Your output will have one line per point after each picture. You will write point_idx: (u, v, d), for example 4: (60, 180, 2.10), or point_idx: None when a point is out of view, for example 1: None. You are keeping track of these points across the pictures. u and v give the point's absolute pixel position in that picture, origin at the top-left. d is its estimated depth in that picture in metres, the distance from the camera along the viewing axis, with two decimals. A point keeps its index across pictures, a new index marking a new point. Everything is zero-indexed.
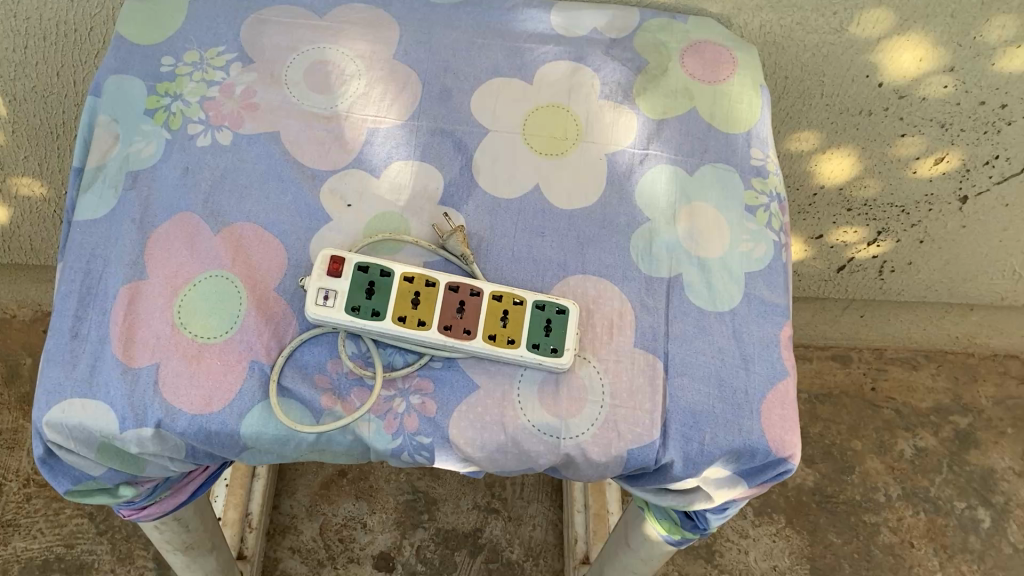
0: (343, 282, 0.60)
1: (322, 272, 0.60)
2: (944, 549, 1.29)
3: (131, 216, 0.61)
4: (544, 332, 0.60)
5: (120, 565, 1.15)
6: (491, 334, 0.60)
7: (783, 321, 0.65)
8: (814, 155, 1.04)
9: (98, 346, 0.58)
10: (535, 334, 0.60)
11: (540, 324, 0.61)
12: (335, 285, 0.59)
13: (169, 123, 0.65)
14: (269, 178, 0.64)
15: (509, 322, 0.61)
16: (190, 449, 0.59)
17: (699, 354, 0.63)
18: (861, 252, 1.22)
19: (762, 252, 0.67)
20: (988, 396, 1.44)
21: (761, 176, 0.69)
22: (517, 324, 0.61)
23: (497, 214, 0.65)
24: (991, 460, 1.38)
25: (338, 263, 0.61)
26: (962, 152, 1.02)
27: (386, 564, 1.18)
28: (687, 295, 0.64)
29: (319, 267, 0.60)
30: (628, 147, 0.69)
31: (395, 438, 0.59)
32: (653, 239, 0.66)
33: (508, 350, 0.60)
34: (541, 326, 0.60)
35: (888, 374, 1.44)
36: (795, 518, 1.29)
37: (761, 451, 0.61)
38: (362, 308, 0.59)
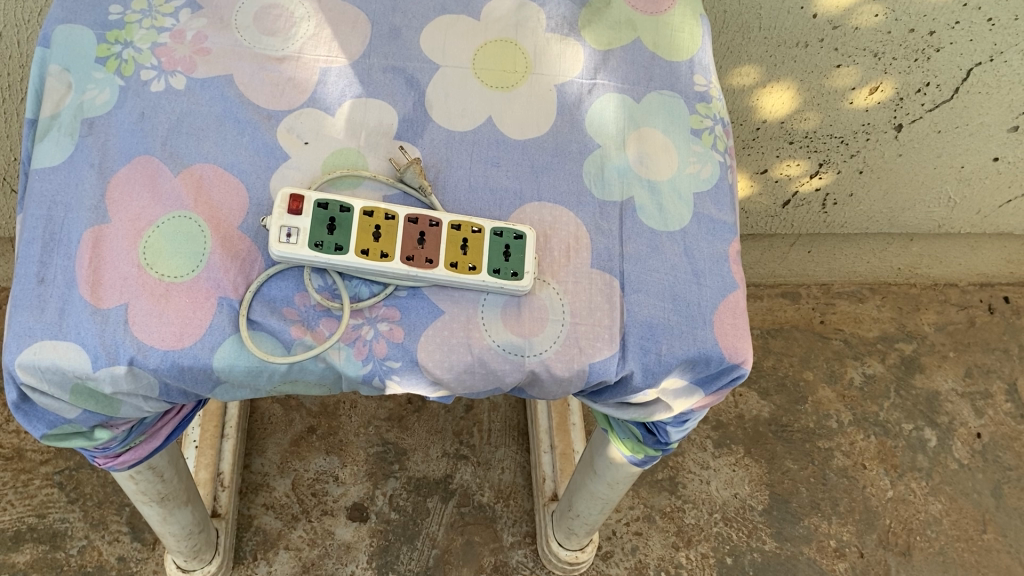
0: (304, 220, 0.60)
1: (282, 210, 0.60)
2: (894, 469, 1.35)
3: (90, 162, 0.62)
4: (504, 257, 0.62)
5: (93, 531, 1.15)
6: (453, 262, 0.62)
7: (731, 237, 0.68)
8: (755, 89, 1.07)
9: (65, 289, 0.59)
10: (495, 260, 0.62)
11: (500, 251, 0.62)
12: (296, 223, 0.60)
13: (121, 70, 0.65)
14: (226, 120, 0.65)
15: (470, 250, 0.62)
16: (164, 386, 0.60)
17: (653, 271, 0.65)
18: (805, 186, 1.25)
19: (709, 172, 0.70)
20: (930, 323, 1.50)
21: (704, 101, 0.72)
22: (477, 251, 0.62)
23: (453, 146, 0.67)
24: (935, 382, 1.44)
25: (298, 201, 0.61)
26: (895, 81, 1.06)
27: (360, 514, 1.20)
28: (640, 217, 0.67)
29: (279, 205, 0.61)
30: (576, 77, 0.71)
31: (366, 364, 0.61)
32: (606, 164, 0.68)
33: (470, 276, 0.62)
34: (501, 251, 0.62)
35: (835, 308, 1.49)
36: (753, 448, 1.34)
37: (715, 358, 0.64)
38: (325, 243, 0.60)
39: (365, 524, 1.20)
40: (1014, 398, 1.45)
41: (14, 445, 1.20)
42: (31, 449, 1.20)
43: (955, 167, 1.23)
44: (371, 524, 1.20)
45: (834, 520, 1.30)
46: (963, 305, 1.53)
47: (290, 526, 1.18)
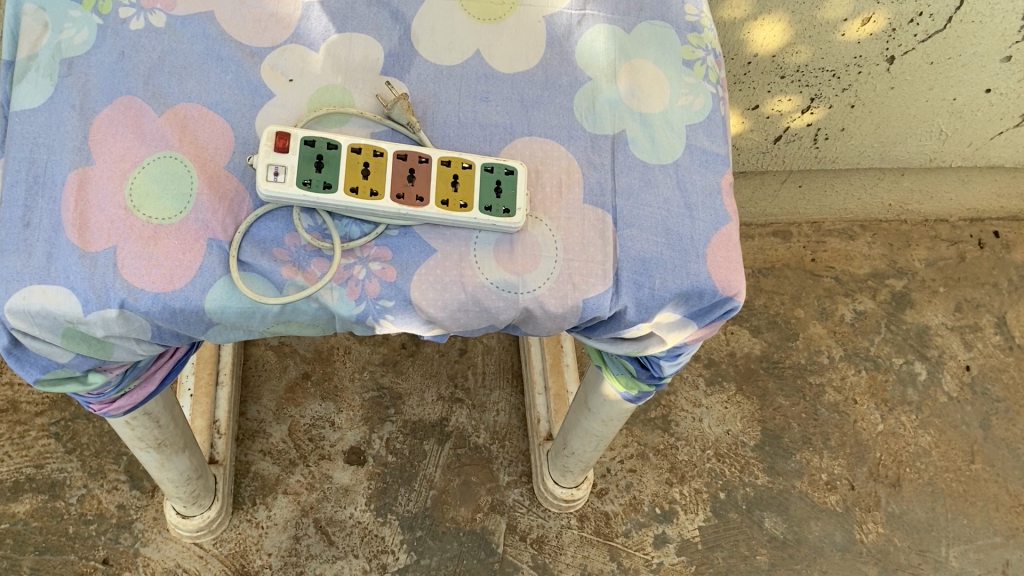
0: (292, 158, 0.59)
1: (269, 148, 0.59)
2: (885, 403, 1.37)
3: (71, 103, 0.61)
4: (495, 194, 0.61)
5: (92, 480, 1.15)
6: (444, 200, 0.61)
7: (724, 169, 0.68)
8: (747, 22, 1.04)
9: (51, 232, 0.58)
10: (487, 197, 0.61)
11: (491, 188, 0.62)
12: (284, 161, 0.59)
13: (99, 9, 0.63)
14: (208, 58, 0.63)
15: (460, 186, 0.62)
16: (156, 329, 0.60)
17: (647, 205, 0.65)
18: (796, 121, 1.23)
19: (701, 104, 0.69)
20: (921, 259, 1.50)
21: (696, 31, 0.71)
22: (469, 188, 0.62)
23: (441, 81, 0.66)
24: (926, 317, 1.45)
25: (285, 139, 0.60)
26: (888, 12, 1.04)
27: (357, 457, 1.21)
28: (632, 150, 0.66)
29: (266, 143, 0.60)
30: (565, 8, 0.69)
31: (359, 304, 0.61)
32: (597, 97, 0.67)
33: (462, 214, 0.61)
34: (492, 187, 0.62)
35: (826, 246, 1.49)
36: (745, 385, 1.35)
37: (708, 291, 0.64)
38: (314, 182, 0.59)
39: (363, 467, 1.20)
40: (1003, 330, 1.46)
41: (8, 397, 1.19)
42: (25, 401, 1.19)
43: (947, 100, 1.22)
44: (368, 467, 1.21)
45: (825, 454, 1.32)
46: (953, 240, 1.53)
47: (288, 472, 1.19)
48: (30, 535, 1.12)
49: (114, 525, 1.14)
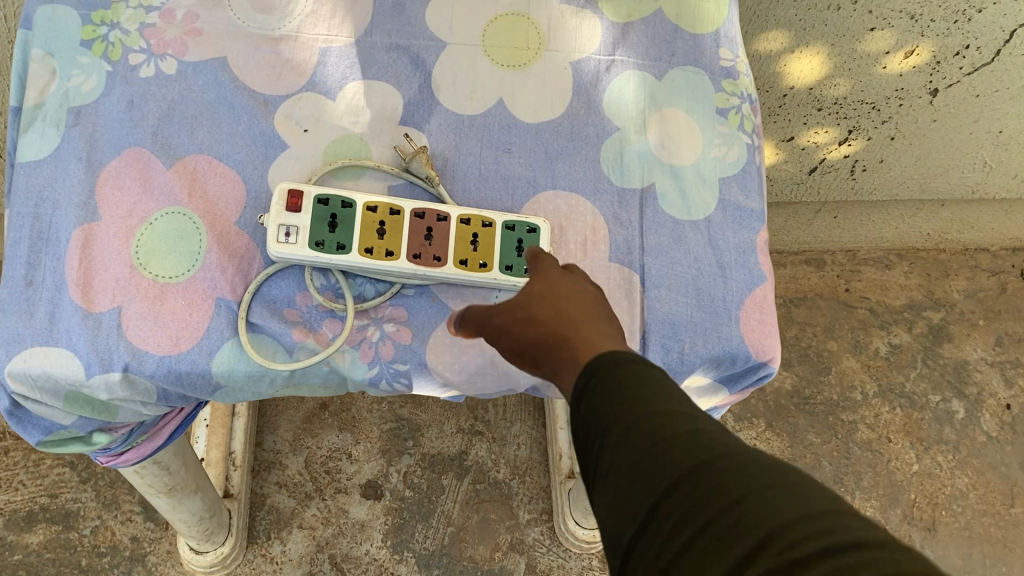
0: (304, 218, 0.56)
1: (281, 210, 0.56)
2: (920, 442, 1.32)
3: (77, 154, 0.59)
4: (513, 252, 0.59)
5: (106, 511, 1.14)
6: (462, 260, 0.59)
7: (759, 226, 0.64)
8: (783, 55, 0.98)
9: (55, 292, 0.56)
10: (505, 256, 0.59)
11: (510, 246, 0.59)
12: (296, 221, 0.56)
13: (108, 55, 0.61)
14: (219, 107, 0.61)
15: (478, 245, 0.60)
16: (162, 392, 0.58)
17: (676, 264, 0.61)
18: (833, 152, 1.18)
19: (736, 155, 0.65)
20: (960, 290, 1.45)
21: (731, 77, 0.67)
22: (487, 247, 0.59)
23: (462, 131, 0.63)
24: (965, 351, 1.40)
25: (297, 198, 0.58)
26: (933, 44, 0.98)
27: (374, 491, 1.18)
28: (662, 206, 0.63)
29: (277, 203, 0.57)
30: (593, 53, 0.66)
31: (372, 367, 0.58)
32: (624, 148, 0.64)
33: (479, 274, 0.59)
34: (512, 245, 0.59)
35: (861, 276, 1.44)
36: (775, 422, 1.31)
37: (741, 357, 0.60)
38: (327, 242, 0.57)
39: (380, 501, 1.18)
40: None
41: None
42: None
43: (991, 132, 1.17)
44: (385, 501, 1.18)
45: (857, 495, 1.28)
46: (993, 271, 1.48)
47: (303, 505, 1.16)
48: (42, 567, 1.10)
49: (127, 557, 1.12)
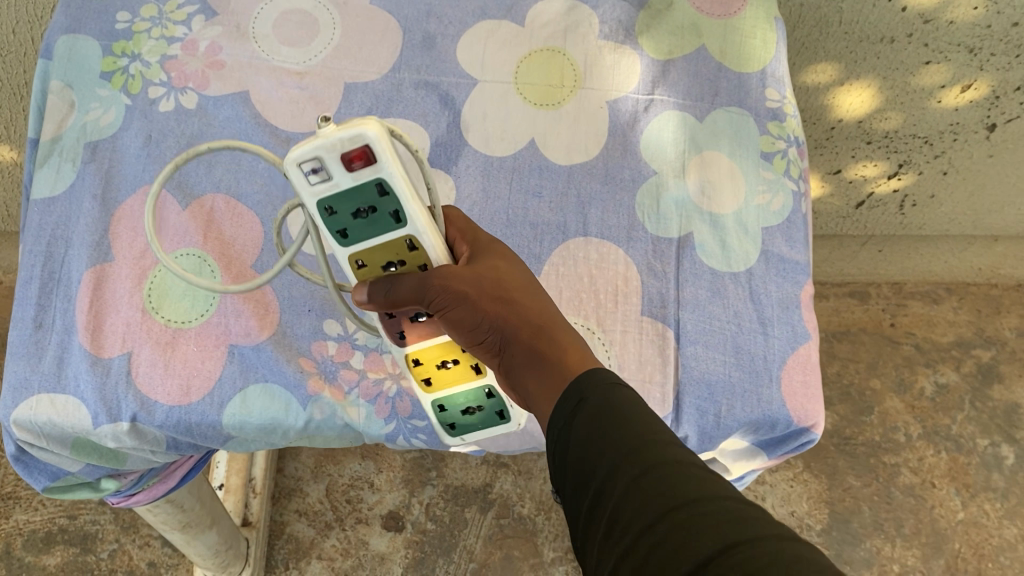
0: (342, 178, 0.40)
1: (340, 151, 0.39)
2: (966, 489, 1.18)
3: (92, 191, 0.57)
4: (473, 407, 0.53)
5: (124, 535, 1.05)
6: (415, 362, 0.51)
7: (804, 279, 0.60)
8: (832, 88, 0.89)
9: (64, 336, 0.54)
10: (469, 402, 0.53)
11: (459, 408, 0.53)
12: (335, 172, 0.40)
13: (128, 87, 0.59)
14: (240, 144, 0.59)
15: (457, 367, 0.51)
16: (171, 441, 0.55)
17: (713, 320, 0.57)
18: (881, 187, 1.04)
19: (780, 203, 0.61)
20: (1012, 328, 1.29)
21: (777, 119, 0.63)
22: (458, 383, 0.52)
23: (490, 174, 0.60)
24: (1016, 394, 1.24)
25: (364, 155, 0.39)
26: (991, 79, 0.86)
27: (396, 523, 1.10)
28: (700, 256, 0.59)
29: (346, 147, 0.39)
30: (632, 92, 0.63)
31: (388, 423, 0.56)
32: (662, 195, 0.60)
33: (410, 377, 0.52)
34: (481, 394, 0.52)
35: (906, 310, 1.29)
36: (813, 462, 1.18)
37: (782, 422, 0.56)
38: (337, 216, 0.43)
39: (401, 534, 1.09)
40: None
41: None
42: None
43: None
44: (407, 534, 1.09)
45: (898, 543, 1.14)
46: None
47: (323, 535, 1.08)
48: None
49: None
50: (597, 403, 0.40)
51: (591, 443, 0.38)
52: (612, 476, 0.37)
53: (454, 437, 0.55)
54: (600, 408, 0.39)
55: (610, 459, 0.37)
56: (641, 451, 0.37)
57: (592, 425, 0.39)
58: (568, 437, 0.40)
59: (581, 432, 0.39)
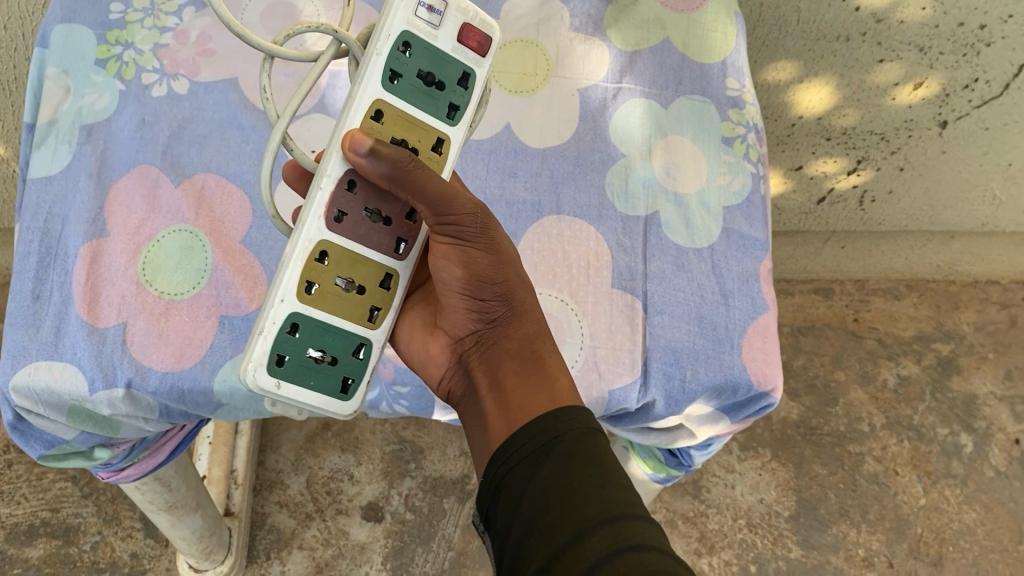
0: (447, 41, 0.52)
1: (468, 19, 0.53)
2: (928, 476, 1.22)
3: (89, 170, 0.60)
4: (325, 357, 0.51)
5: (106, 528, 1.06)
6: (321, 253, 0.50)
7: (763, 255, 0.64)
8: (791, 85, 0.93)
9: (61, 307, 0.56)
10: (329, 347, 0.51)
11: (309, 347, 0.50)
12: (447, 35, 0.52)
13: (121, 73, 0.62)
14: (229, 127, 0.62)
15: (345, 294, 0.51)
16: (164, 409, 0.58)
17: (678, 291, 0.61)
18: (841, 183, 1.09)
19: (740, 184, 0.65)
20: (969, 322, 1.34)
21: (737, 107, 0.67)
22: (337, 312, 0.51)
23: (468, 155, 0.63)
24: (973, 385, 1.29)
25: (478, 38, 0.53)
26: (941, 77, 0.92)
27: (375, 514, 1.12)
28: (665, 233, 0.63)
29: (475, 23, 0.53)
30: (601, 81, 0.67)
31: (372, 388, 0.58)
32: (629, 175, 0.64)
33: (297, 263, 0.49)
34: (352, 346, 0.52)
35: (869, 306, 1.34)
36: (781, 451, 1.22)
37: (743, 386, 0.59)
38: (409, 73, 0.51)
39: (381, 524, 1.11)
40: None
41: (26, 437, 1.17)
42: None
43: (1002, 165, 1.07)
44: (386, 524, 1.11)
45: (863, 528, 1.18)
46: (1004, 304, 1.35)
47: (303, 526, 1.10)
48: None
49: None
50: (569, 460, 0.42)
51: (557, 500, 0.41)
52: (576, 539, 0.39)
53: (271, 377, 0.49)
54: (572, 456, 0.43)
55: (575, 524, 0.40)
56: (610, 524, 0.39)
57: (563, 478, 0.42)
58: (531, 481, 0.43)
59: (550, 480, 0.42)
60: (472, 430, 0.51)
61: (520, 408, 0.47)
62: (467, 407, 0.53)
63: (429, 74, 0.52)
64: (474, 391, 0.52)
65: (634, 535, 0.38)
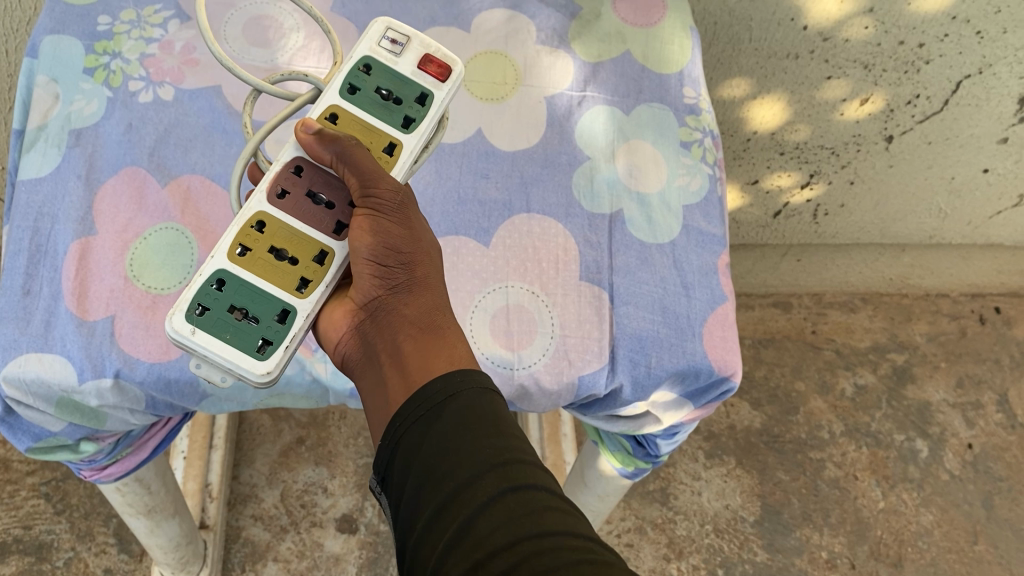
0: (404, 65, 0.59)
1: (429, 51, 0.59)
2: (886, 480, 1.26)
3: (78, 172, 0.62)
4: (248, 316, 0.54)
5: (79, 543, 1.06)
6: (259, 222, 0.55)
7: (721, 250, 0.68)
8: (746, 101, 0.99)
9: (51, 301, 0.58)
10: (253, 308, 0.54)
11: (231, 303, 0.54)
12: (406, 61, 0.59)
13: (109, 81, 0.65)
14: (213, 131, 0.65)
15: (277, 263, 0.55)
16: (150, 400, 0.60)
17: (643, 284, 0.65)
18: (795, 197, 1.16)
19: (698, 185, 0.69)
20: (922, 333, 1.39)
21: (694, 113, 0.72)
22: (265, 276, 0.55)
23: (442, 158, 0.67)
24: (927, 393, 1.34)
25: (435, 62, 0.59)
26: (885, 93, 0.97)
27: (349, 526, 1.13)
28: (629, 229, 0.66)
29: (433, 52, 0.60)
30: (566, 89, 0.71)
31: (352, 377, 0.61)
32: (594, 176, 0.68)
33: (233, 225, 0.54)
34: (276, 311, 0.54)
35: (827, 318, 1.39)
36: (745, 459, 1.25)
37: (704, 371, 0.63)
38: (366, 89, 0.58)
39: (355, 536, 1.12)
40: (1006, 408, 1.34)
41: None
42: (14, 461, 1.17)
43: (945, 179, 1.13)
44: (360, 536, 1.13)
45: (825, 531, 1.22)
46: (954, 315, 1.41)
47: (278, 538, 1.11)
48: None
49: None
50: (466, 413, 0.43)
51: (453, 448, 0.42)
52: (469, 482, 0.41)
53: (187, 322, 0.52)
54: (469, 411, 0.43)
55: (468, 470, 0.41)
56: (503, 468, 0.41)
57: (459, 429, 0.42)
58: (427, 434, 0.43)
59: (445, 433, 0.43)
60: (371, 395, 0.51)
61: (421, 368, 0.47)
62: (363, 371, 0.52)
63: (389, 93, 0.58)
64: (372, 357, 0.52)
65: (524, 476, 0.41)
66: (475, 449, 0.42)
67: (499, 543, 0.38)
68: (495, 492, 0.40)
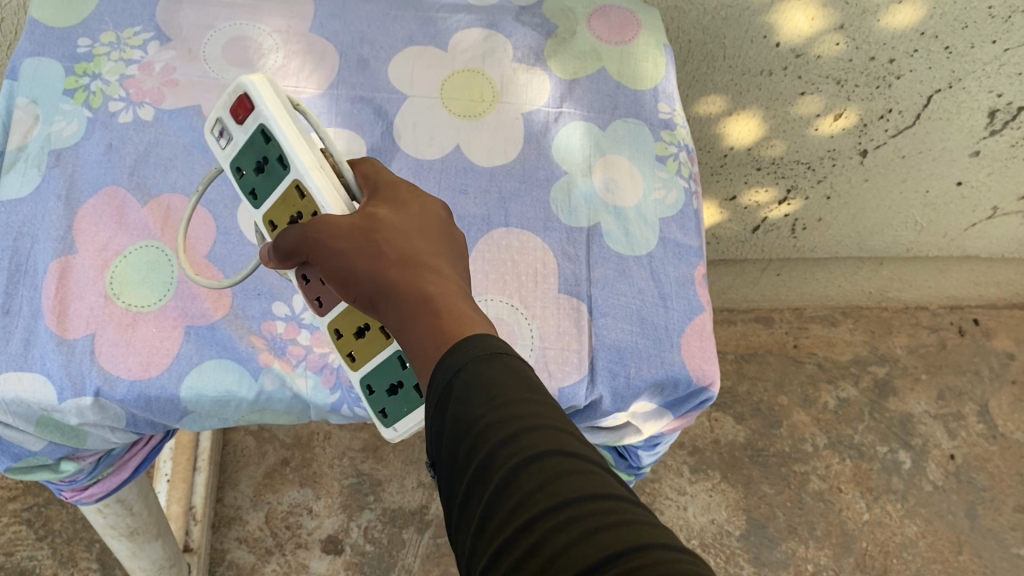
0: (238, 133, 0.52)
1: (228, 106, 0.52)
2: (870, 492, 1.27)
3: (57, 192, 0.62)
4: (396, 383, 0.53)
5: (62, 569, 1.06)
6: (336, 330, 0.53)
7: (697, 261, 0.69)
8: (722, 117, 1.00)
9: (30, 319, 0.58)
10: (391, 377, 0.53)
11: (384, 388, 0.54)
12: (229, 126, 0.52)
13: (89, 102, 0.66)
14: (193, 149, 0.65)
15: (365, 339, 0.52)
16: (131, 418, 0.60)
17: (621, 295, 0.66)
18: (773, 212, 1.17)
19: (674, 198, 0.70)
20: (902, 345, 1.41)
21: (669, 128, 0.73)
22: (372, 351, 0.53)
23: (421, 174, 0.68)
24: (909, 405, 1.35)
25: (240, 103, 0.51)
26: (859, 108, 0.99)
27: (335, 547, 1.13)
28: (607, 242, 0.67)
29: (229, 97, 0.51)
30: (543, 106, 0.72)
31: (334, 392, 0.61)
32: (571, 191, 0.69)
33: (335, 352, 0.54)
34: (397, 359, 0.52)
35: (808, 332, 1.40)
36: (729, 473, 1.26)
37: (683, 380, 0.64)
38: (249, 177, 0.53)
39: (340, 556, 1.12)
40: (987, 419, 1.35)
41: None
42: None
43: (920, 192, 1.14)
44: (346, 557, 1.12)
45: (811, 544, 1.22)
46: (934, 327, 1.43)
47: (263, 560, 1.11)
48: None
49: None
50: (466, 391, 0.37)
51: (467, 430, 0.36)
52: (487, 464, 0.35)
53: (388, 427, 0.55)
54: (475, 384, 0.37)
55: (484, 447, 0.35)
56: (519, 439, 0.35)
57: (466, 408, 0.37)
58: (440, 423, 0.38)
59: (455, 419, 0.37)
60: None
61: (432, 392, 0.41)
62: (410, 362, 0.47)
63: (258, 162, 0.52)
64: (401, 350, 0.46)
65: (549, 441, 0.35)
66: (480, 429, 0.36)
67: (516, 526, 0.33)
68: (505, 472, 0.34)
